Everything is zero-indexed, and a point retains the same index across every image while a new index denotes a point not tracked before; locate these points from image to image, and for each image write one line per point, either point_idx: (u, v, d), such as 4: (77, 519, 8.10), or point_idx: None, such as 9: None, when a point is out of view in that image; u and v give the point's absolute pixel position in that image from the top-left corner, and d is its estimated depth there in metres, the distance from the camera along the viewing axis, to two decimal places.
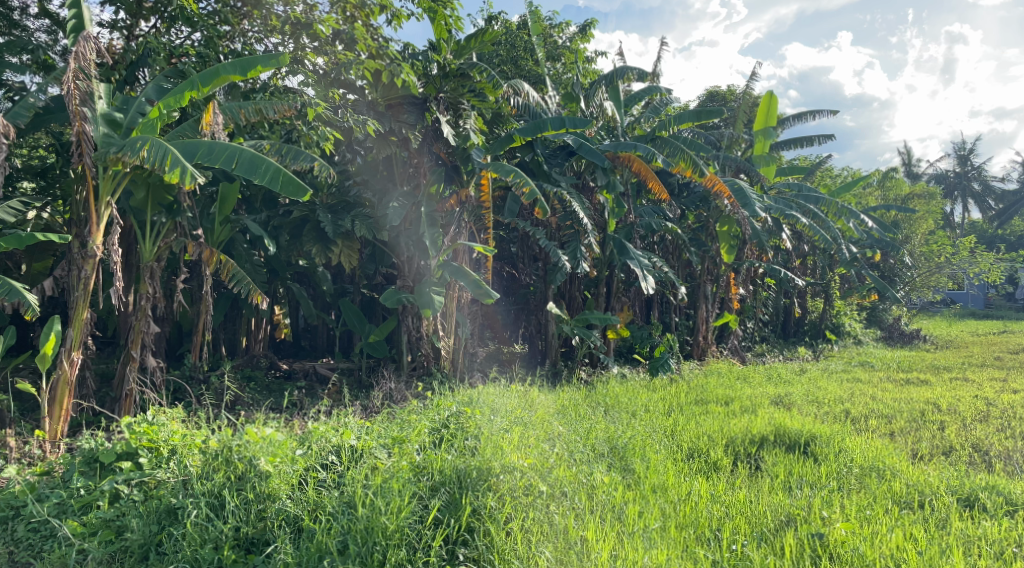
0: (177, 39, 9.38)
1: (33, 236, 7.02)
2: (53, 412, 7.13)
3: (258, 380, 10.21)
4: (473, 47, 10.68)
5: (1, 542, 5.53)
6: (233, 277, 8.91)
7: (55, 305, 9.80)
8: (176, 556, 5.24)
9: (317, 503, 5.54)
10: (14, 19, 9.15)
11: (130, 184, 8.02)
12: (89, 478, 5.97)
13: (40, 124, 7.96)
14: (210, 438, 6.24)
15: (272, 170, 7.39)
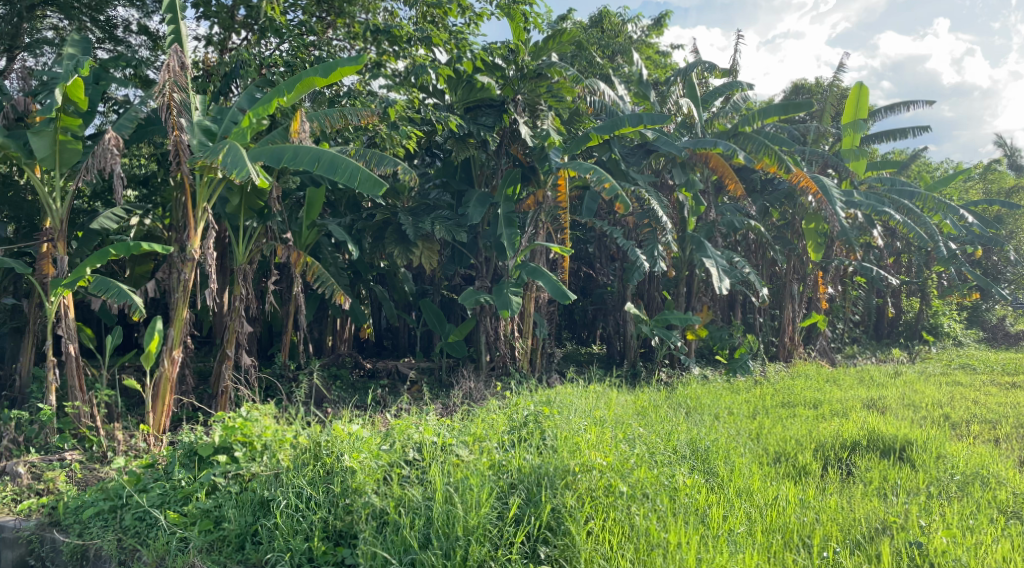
0: (266, 50, 9.77)
1: (140, 244, 7.27)
2: (157, 407, 7.55)
3: (343, 379, 10.56)
4: (550, 47, 10.75)
5: (111, 530, 5.90)
6: (319, 279, 9.23)
7: (157, 306, 10.38)
8: (270, 546, 5.50)
9: (400, 497, 5.69)
10: (118, 36, 9.76)
11: (224, 191, 8.43)
12: (189, 469, 6.32)
13: (144, 135, 8.45)
14: (298, 433, 6.49)
15: (352, 169, 7.57)
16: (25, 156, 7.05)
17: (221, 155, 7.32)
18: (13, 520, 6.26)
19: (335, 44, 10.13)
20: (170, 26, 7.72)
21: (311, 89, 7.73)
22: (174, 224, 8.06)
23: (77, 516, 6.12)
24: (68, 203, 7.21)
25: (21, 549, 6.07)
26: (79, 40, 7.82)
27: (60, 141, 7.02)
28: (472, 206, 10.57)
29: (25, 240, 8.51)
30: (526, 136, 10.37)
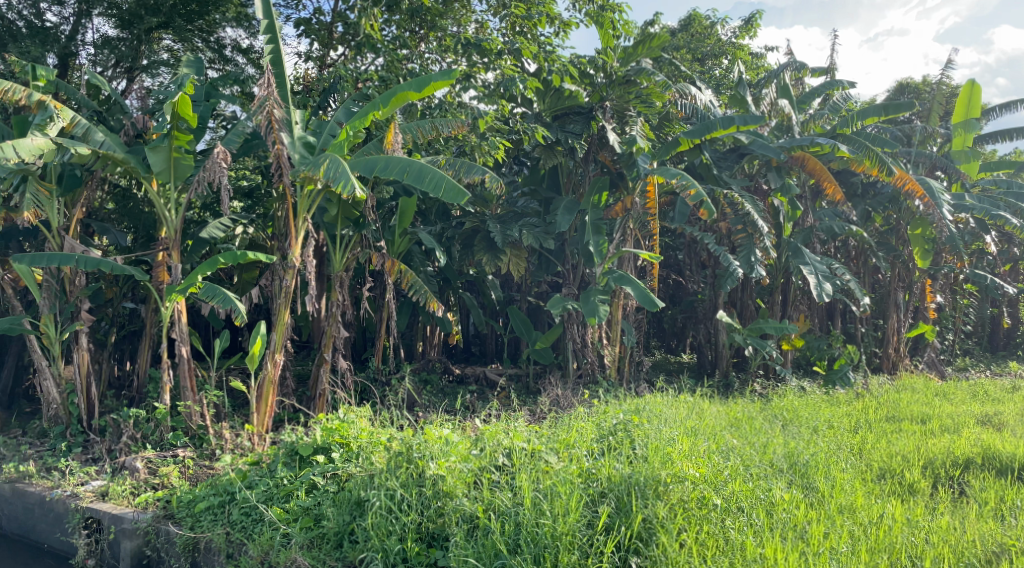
0: (362, 64, 10.09)
1: (246, 252, 7.63)
2: (261, 408, 7.92)
3: (433, 384, 10.77)
4: (640, 53, 10.68)
5: (220, 523, 6.22)
6: (412, 286, 9.42)
7: (259, 311, 10.88)
8: (366, 544, 5.67)
9: (490, 502, 5.76)
10: (227, 55, 10.29)
11: (323, 201, 8.75)
12: (291, 468, 6.61)
13: (250, 148, 8.89)
14: (392, 436, 6.66)
15: (438, 179, 7.69)
16: (142, 171, 7.50)
17: (322, 168, 7.56)
18: (132, 512, 6.68)
19: (427, 57, 10.40)
20: (269, 44, 8.05)
21: (404, 103, 7.96)
22: (276, 233, 8.44)
23: (189, 510, 6.49)
24: (181, 214, 7.64)
25: (139, 539, 6.48)
26: (191, 60, 8.29)
27: (174, 156, 7.43)
28: (559, 213, 10.56)
29: (141, 250, 9.07)
30: (614, 142, 10.29)
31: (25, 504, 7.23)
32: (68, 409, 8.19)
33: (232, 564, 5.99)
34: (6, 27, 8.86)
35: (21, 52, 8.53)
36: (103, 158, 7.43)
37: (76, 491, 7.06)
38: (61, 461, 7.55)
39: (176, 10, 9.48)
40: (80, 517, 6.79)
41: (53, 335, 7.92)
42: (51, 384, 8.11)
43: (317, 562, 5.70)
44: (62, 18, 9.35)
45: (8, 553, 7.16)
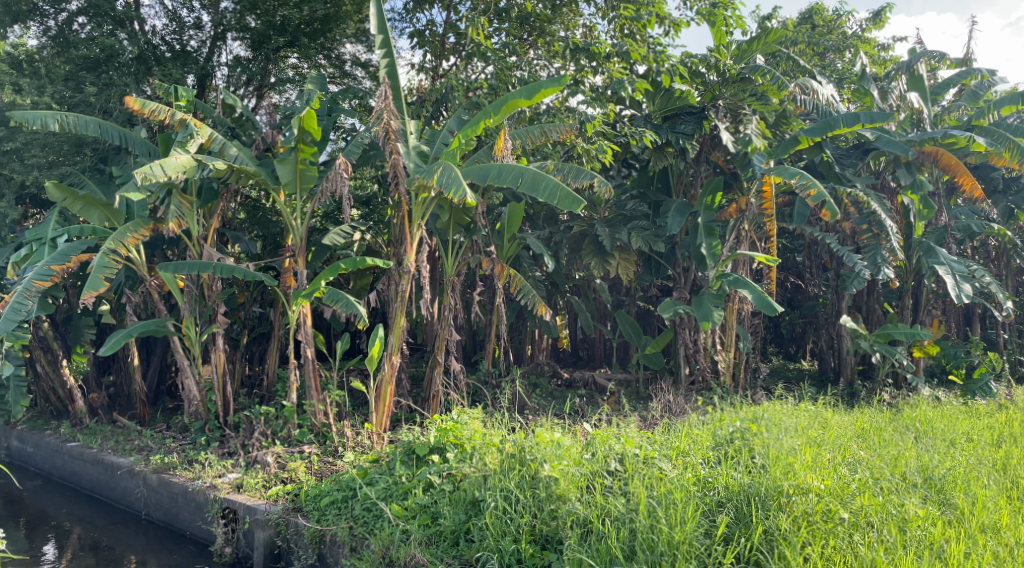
0: (473, 73, 10.27)
1: (365, 258, 7.90)
2: (379, 407, 8.20)
3: (542, 388, 10.82)
4: (756, 49, 10.42)
5: (344, 518, 6.48)
6: (521, 290, 9.44)
7: (376, 315, 11.27)
8: (482, 544, 5.77)
9: (603, 507, 5.72)
10: (346, 70, 10.73)
11: (436, 208, 8.94)
12: (409, 466, 6.81)
13: (368, 158, 9.22)
14: (503, 438, 6.71)
15: (551, 186, 7.71)
16: (272, 183, 7.89)
17: (434, 176, 7.71)
18: (264, 504, 7.07)
19: (536, 63, 10.47)
20: (385, 57, 8.24)
21: (515, 110, 7.97)
22: (393, 239, 8.70)
23: (316, 503, 6.80)
24: (306, 222, 7.98)
25: (270, 530, 6.84)
26: (314, 76, 8.67)
27: (300, 168, 7.77)
28: (670, 216, 10.36)
29: (269, 257, 9.54)
30: (728, 143, 10.09)
31: (170, 494, 7.86)
32: (207, 406, 8.72)
33: (355, 557, 6.22)
34: (152, 52, 9.46)
35: (165, 75, 9.20)
36: (237, 172, 7.86)
37: (214, 483, 7.56)
38: (201, 455, 8.11)
39: (301, 29, 9.96)
40: (218, 507, 7.26)
41: (193, 337, 8.44)
42: (192, 382, 8.65)
43: (435, 559, 5.84)
44: (201, 41, 9.96)
45: (156, 538, 7.81)
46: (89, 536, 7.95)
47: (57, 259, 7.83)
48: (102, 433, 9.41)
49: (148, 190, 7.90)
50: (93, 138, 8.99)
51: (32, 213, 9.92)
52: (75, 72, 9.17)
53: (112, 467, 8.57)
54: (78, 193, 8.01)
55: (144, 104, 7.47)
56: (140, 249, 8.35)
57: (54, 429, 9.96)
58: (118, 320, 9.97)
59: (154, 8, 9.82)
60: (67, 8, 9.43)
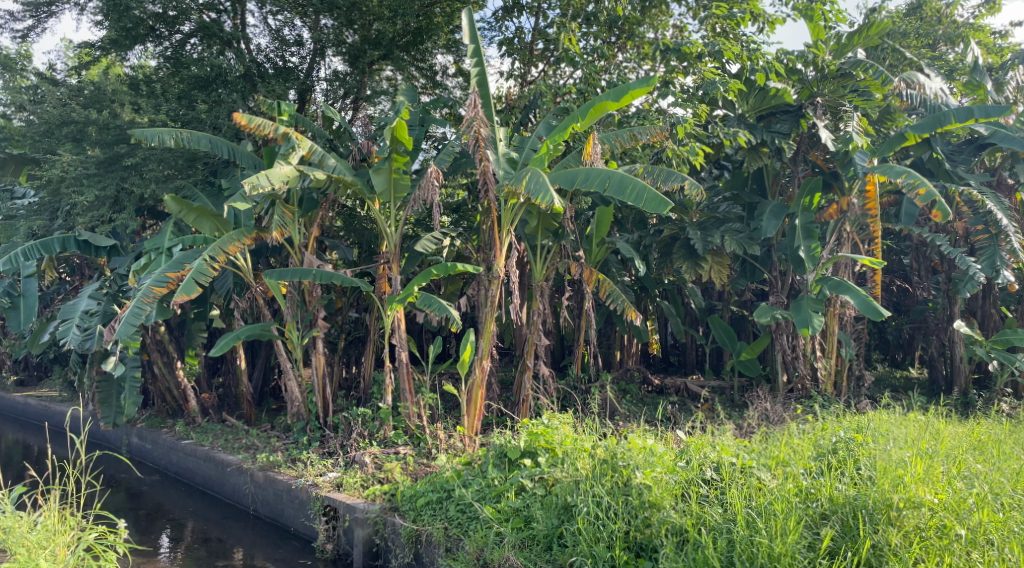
0: (561, 78, 10.28)
1: (455, 264, 8.00)
2: (470, 410, 8.31)
3: (633, 394, 10.73)
4: (856, 44, 10.14)
5: (439, 518, 6.62)
6: (610, 295, 9.38)
7: (467, 320, 11.43)
8: (575, 549, 5.76)
9: (700, 516, 5.63)
10: (438, 80, 10.93)
11: (524, 214, 9.01)
12: (502, 469, 6.87)
13: (459, 166, 9.37)
14: (595, 443, 6.65)
15: (640, 188, 7.62)
16: (367, 192, 8.13)
17: (523, 182, 7.78)
18: (363, 502, 7.30)
19: (625, 66, 10.40)
20: (475, 65, 8.33)
21: (603, 114, 7.94)
22: (482, 245, 8.81)
23: (412, 503, 6.97)
24: (400, 229, 8.18)
25: (369, 528, 7.06)
26: (406, 88, 8.89)
27: (394, 177, 7.98)
28: (765, 218, 10.08)
29: (365, 263, 9.84)
30: (827, 141, 9.76)
31: (276, 490, 8.22)
32: (308, 407, 9.06)
33: (450, 557, 6.34)
34: (256, 68, 9.97)
35: (269, 91, 9.64)
36: (335, 182, 8.13)
37: (316, 481, 7.86)
38: (303, 454, 8.43)
39: (395, 42, 10.23)
40: (320, 505, 7.54)
41: (295, 340, 8.76)
42: (294, 384, 9.01)
43: (529, 562, 5.87)
44: (301, 57, 10.34)
45: (263, 533, 8.18)
46: (202, 529, 8.40)
47: (173, 266, 8.26)
48: (213, 432, 9.90)
49: (254, 201, 8.28)
50: (205, 153, 9.45)
51: (149, 224, 10.52)
52: (187, 91, 9.65)
53: (222, 464, 9.02)
54: (191, 205, 8.46)
55: (251, 119, 7.83)
56: (247, 257, 8.75)
57: (170, 427, 10.54)
58: (226, 324, 10.48)
59: (259, 27, 10.28)
60: (181, 30, 10.04)
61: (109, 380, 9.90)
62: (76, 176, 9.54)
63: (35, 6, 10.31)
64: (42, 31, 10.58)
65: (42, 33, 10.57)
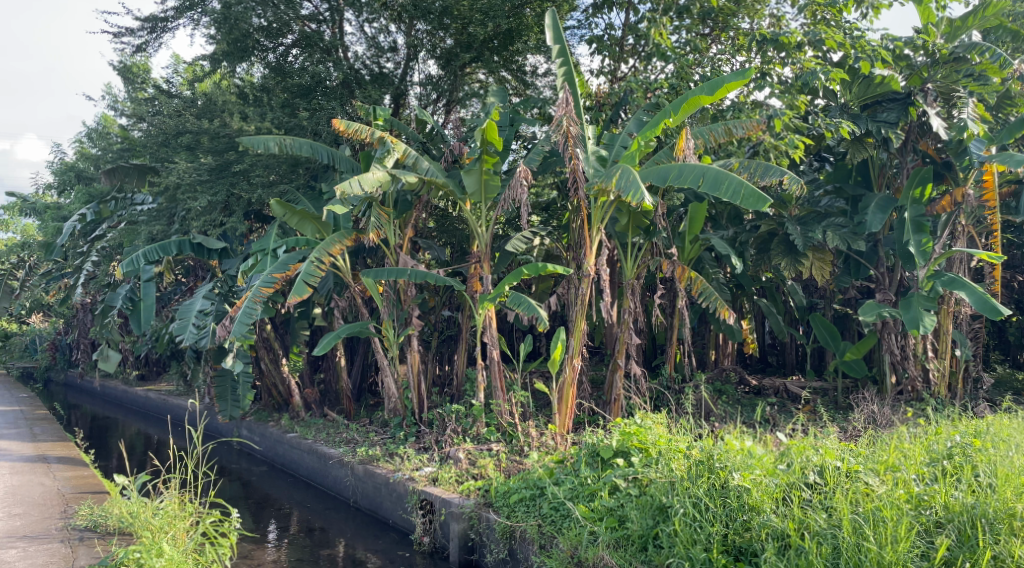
0: (653, 73, 10.17)
1: (545, 263, 8.02)
2: (561, 409, 8.35)
3: (730, 394, 10.49)
4: (972, 25, 9.57)
5: (532, 516, 6.67)
6: (704, 293, 9.18)
7: (558, 318, 11.48)
8: (672, 550, 5.68)
9: (802, 520, 5.42)
10: (528, 81, 10.99)
11: (614, 212, 8.97)
12: (594, 468, 6.87)
13: (549, 165, 9.40)
14: (691, 444, 6.51)
15: (736, 184, 7.44)
16: (459, 193, 8.27)
17: (614, 179, 7.72)
18: (458, 497, 7.44)
19: (719, 58, 10.17)
20: (562, 65, 8.36)
21: (696, 109, 7.83)
22: (572, 244, 8.85)
23: (505, 500, 7.05)
24: (491, 229, 8.30)
25: (464, 523, 7.21)
26: (496, 90, 8.99)
27: (484, 178, 8.10)
28: (870, 212, 9.63)
29: (457, 263, 10.03)
30: (939, 129, 9.25)
31: (375, 483, 8.50)
32: (404, 403, 9.33)
33: (544, 554, 6.40)
34: (354, 75, 10.27)
35: (365, 96, 10.02)
36: (428, 184, 8.31)
37: (413, 475, 8.07)
38: (400, 449, 8.68)
39: (486, 45, 10.36)
40: (417, 499, 7.76)
41: (391, 338, 9.03)
42: (391, 380, 9.31)
43: (624, 562, 5.84)
44: (397, 62, 10.64)
45: (364, 524, 8.49)
46: (306, 519, 8.78)
47: (278, 267, 8.65)
48: (316, 425, 10.34)
49: (351, 203, 8.57)
50: (306, 158, 9.88)
51: (256, 227, 11.06)
52: (290, 99, 10.11)
53: (325, 456, 9.40)
54: (294, 209, 8.83)
55: (348, 124, 8.09)
56: (345, 258, 9.08)
57: (276, 420, 11.07)
58: (327, 323, 10.90)
59: (356, 35, 10.63)
60: (283, 42, 10.52)
61: (222, 376, 10.48)
62: (190, 182, 10.08)
63: (152, 22, 11.01)
64: (158, 45, 11.29)
65: (158, 47, 11.28)
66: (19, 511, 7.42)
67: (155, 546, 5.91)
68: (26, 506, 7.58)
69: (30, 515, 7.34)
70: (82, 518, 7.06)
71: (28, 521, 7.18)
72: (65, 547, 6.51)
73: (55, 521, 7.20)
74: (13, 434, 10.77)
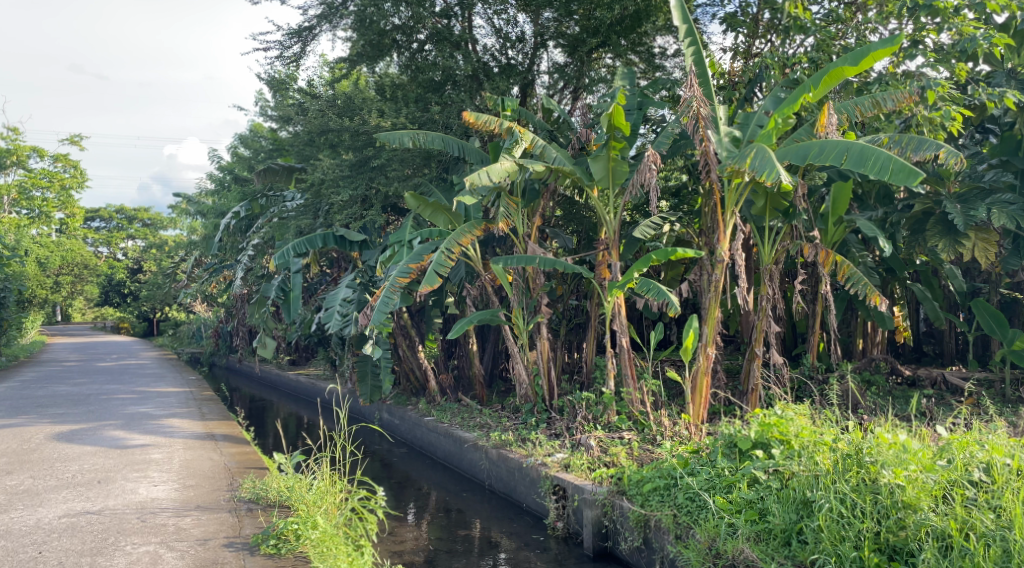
0: (792, 49, 9.70)
1: (677, 250, 7.82)
2: (696, 398, 8.13)
3: (881, 385, 9.88)
4: None
5: (667, 505, 6.53)
6: (850, 278, 8.66)
7: (690, 306, 11.25)
8: (817, 547, 5.37)
9: (965, 520, 5.02)
10: (657, 62, 10.97)
11: (750, 194, 8.60)
12: (731, 460, 6.60)
13: (678, 148, 9.17)
14: (837, 437, 6.14)
15: (885, 159, 6.87)
16: (586, 180, 8.22)
17: (748, 159, 7.43)
18: (590, 484, 7.45)
19: (865, 27, 9.54)
20: (690, 45, 8.11)
21: (840, 81, 7.25)
22: (704, 228, 8.60)
23: (639, 488, 6.95)
24: (619, 216, 8.19)
25: (598, 510, 7.19)
26: (624, 73, 8.87)
27: (612, 164, 8.02)
28: None
29: (585, 250, 10.02)
30: None
31: (509, 468, 8.68)
32: (535, 390, 9.46)
33: (680, 544, 6.22)
34: (483, 68, 10.45)
35: (494, 88, 10.14)
36: (555, 172, 8.29)
37: (545, 461, 8.17)
38: (532, 434, 8.82)
39: (613, 29, 10.21)
40: (551, 484, 7.84)
41: (521, 326, 9.19)
42: (522, 367, 9.47)
43: (767, 557, 5.55)
44: (526, 53, 10.71)
45: (499, 507, 8.69)
46: (444, 500, 9.08)
47: (414, 257, 8.93)
48: (451, 410, 10.71)
49: (481, 193, 8.70)
50: (438, 151, 10.21)
51: (393, 220, 11.53)
52: (423, 95, 10.51)
53: (460, 440, 9.70)
54: (427, 200, 9.15)
55: (477, 116, 8.23)
56: (476, 247, 9.27)
57: (414, 404, 11.55)
58: (460, 311, 11.21)
59: (485, 28, 10.77)
60: (416, 38, 10.80)
61: (366, 362, 11.02)
62: (334, 178, 10.70)
63: (298, 32, 11.66)
64: (305, 54, 11.96)
65: (305, 56, 11.95)
66: (193, 483, 8.11)
67: (311, 519, 6.29)
68: (198, 479, 8.28)
69: (202, 487, 8.00)
70: (247, 491, 7.62)
71: (201, 492, 7.82)
72: (232, 517, 7.03)
73: (224, 493, 7.80)
74: (186, 414, 11.79)
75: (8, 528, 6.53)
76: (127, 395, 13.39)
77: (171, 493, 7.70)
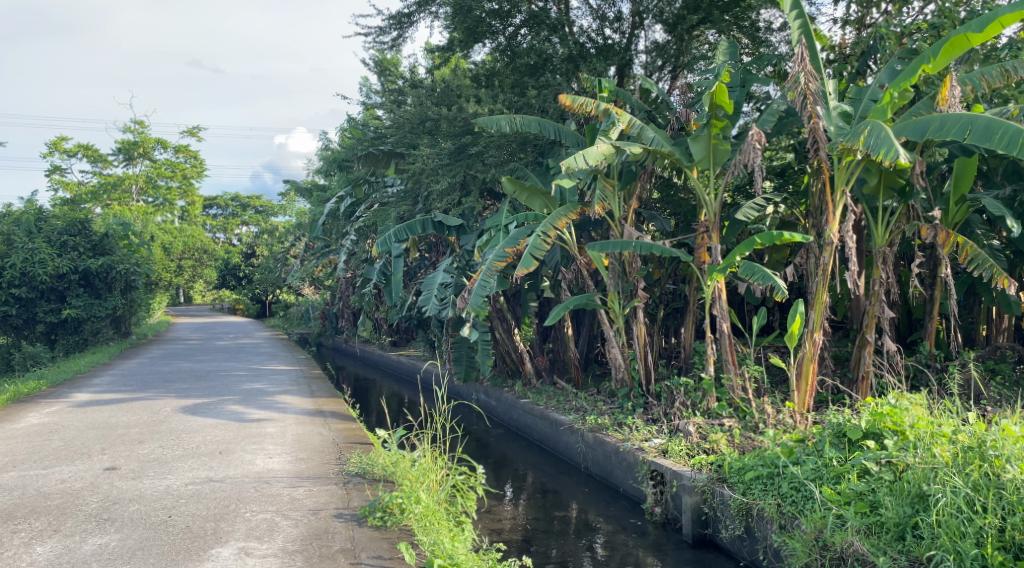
0: (908, 17, 9.15)
1: (783, 232, 7.53)
2: (801, 386, 7.86)
3: (1006, 374, 9.27)
4: None
5: (771, 494, 6.32)
6: (975, 260, 8.13)
7: (795, 290, 10.88)
8: (933, 542, 5.09)
9: None
10: (761, 37, 10.50)
11: (862, 172, 8.16)
12: (839, 449, 6.35)
13: (784, 125, 8.80)
14: (958, 429, 5.83)
15: (1011, 132, 6.31)
16: (686, 161, 8.02)
17: (861, 137, 7.05)
18: (690, 471, 7.31)
19: None
20: (797, 17, 7.69)
21: (966, 49, 6.67)
22: (812, 210, 8.25)
23: (741, 476, 6.77)
24: (720, 198, 7.97)
25: (697, 496, 7.07)
26: (726, 49, 8.60)
27: (713, 143, 7.81)
28: None
29: (684, 233, 9.84)
30: None
31: (605, 451, 8.66)
32: (632, 374, 9.37)
33: (784, 534, 6.05)
34: (580, 50, 10.37)
35: (592, 69, 10.05)
36: (654, 154, 8.14)
37: (643, 446, 8.10)
38: (629, 419, 8.77)
39: (714, 4, 10.08)
40: (648, 469, 7.75)
41: (618, 309, 9.17)
42: (618, 352, 9.41)
43: (878, 551, 5.29)
44: (623, 31, 10.59)
45: (595, 490, 8.68)
46: (541, 481, 9.15)
47: (509, 241, 8.94)
48: (547, 393, 10.79)
49: (578, 177, 8.65)
50: (535, 135, 10.15)
51: (490, 205, 11.65)
52: (520, 79, 10.55)
53: (557, 423, 9.74)
54: (525, 184, 9.20)
55: (574, 99, 8.17)
56: (573, 231, 9.24)
57: (511, 386, 11.70)
58: (557, 294, 11.22)
59: (582, 9, 10.68)
60: (512, 22, 10.80)
61: (466, 344, 11.21)
62: (433, 166, 10.81)
63: (398, 18, 11.86)
64: (403, 39, 12.18)
65: (404, 41, 12.17)
66: (304, 456, 8.50)
67: (415, 495, 6.48)
68: (309, 452, 8.66)
69: (312, 460, 8.37)
70: (354, 465, 7.89)
71: (312, 464, 8.19)
72: (340, 490, 7.30)
73: (333, 466, 8.13)
74: (296, 390, 12.34)
75: (140, 493, 7.02)
76: (243, 372, 14.11)
77: (286, 465, 8.10)
